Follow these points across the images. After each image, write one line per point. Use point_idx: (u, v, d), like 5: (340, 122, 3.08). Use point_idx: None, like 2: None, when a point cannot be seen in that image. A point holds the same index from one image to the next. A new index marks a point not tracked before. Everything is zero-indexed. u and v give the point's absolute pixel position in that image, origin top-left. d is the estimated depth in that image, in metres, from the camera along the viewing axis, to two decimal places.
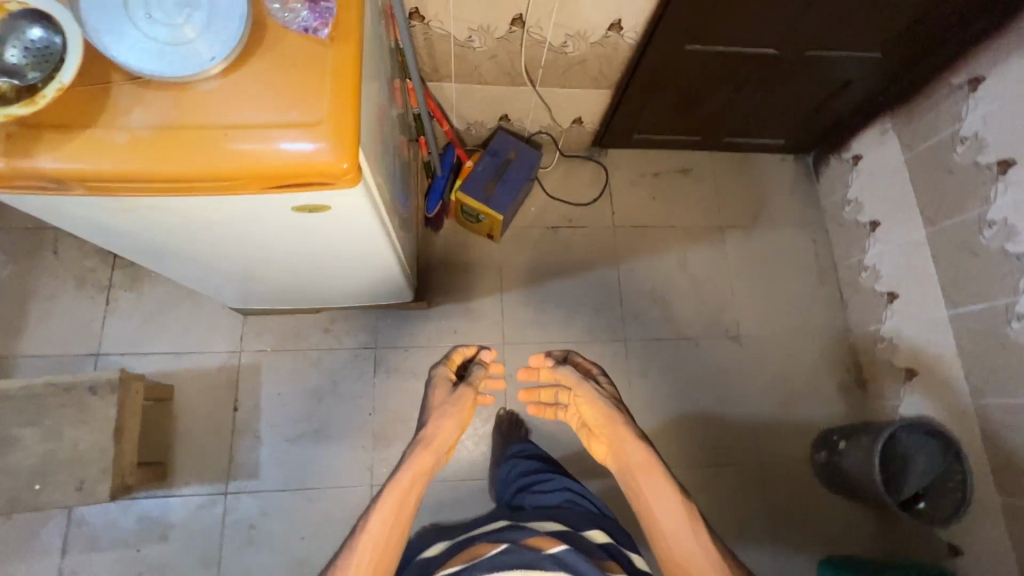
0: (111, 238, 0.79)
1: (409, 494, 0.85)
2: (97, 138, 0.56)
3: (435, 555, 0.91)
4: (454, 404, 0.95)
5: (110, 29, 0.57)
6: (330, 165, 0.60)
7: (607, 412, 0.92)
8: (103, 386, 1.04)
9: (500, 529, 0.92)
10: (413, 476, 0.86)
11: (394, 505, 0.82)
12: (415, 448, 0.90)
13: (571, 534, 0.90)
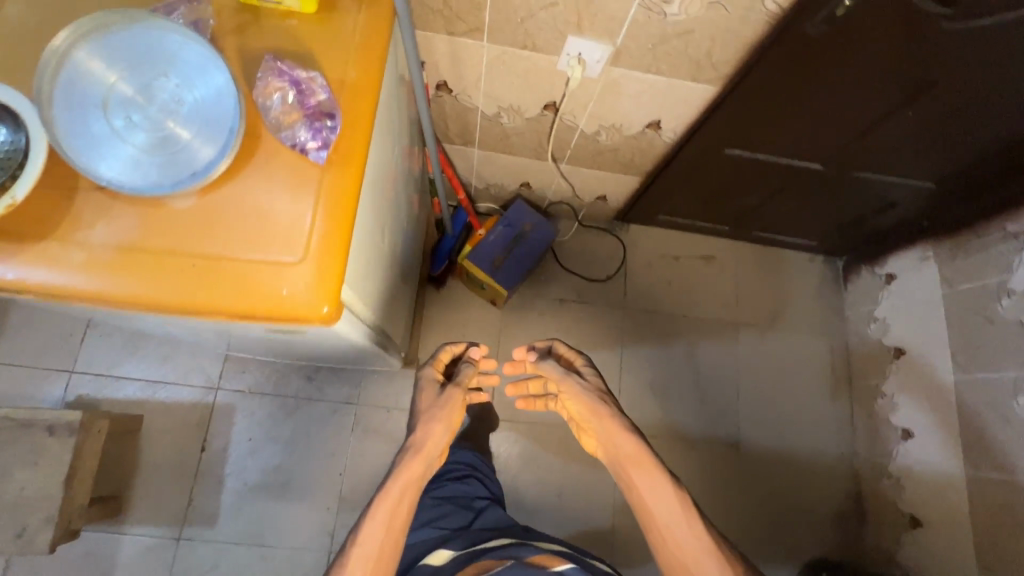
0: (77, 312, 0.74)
1: (402, 502, 0.77)
2: (52, 253, 0.50)
3: (442, 564, 0.84)
4: (442, 408, 0.86)
5: (83, 130, 0.51)
6: (307, 314, 0.53)
7: (588, 405, 0.82)
8: (61, 427, 0.99)
9: (506, 544, 0.86)
10: (405, 484, 0.78)
11: (383, 517, 0.74)
12: (404, 455, 0.81)
13: (578, 557, 0.86)
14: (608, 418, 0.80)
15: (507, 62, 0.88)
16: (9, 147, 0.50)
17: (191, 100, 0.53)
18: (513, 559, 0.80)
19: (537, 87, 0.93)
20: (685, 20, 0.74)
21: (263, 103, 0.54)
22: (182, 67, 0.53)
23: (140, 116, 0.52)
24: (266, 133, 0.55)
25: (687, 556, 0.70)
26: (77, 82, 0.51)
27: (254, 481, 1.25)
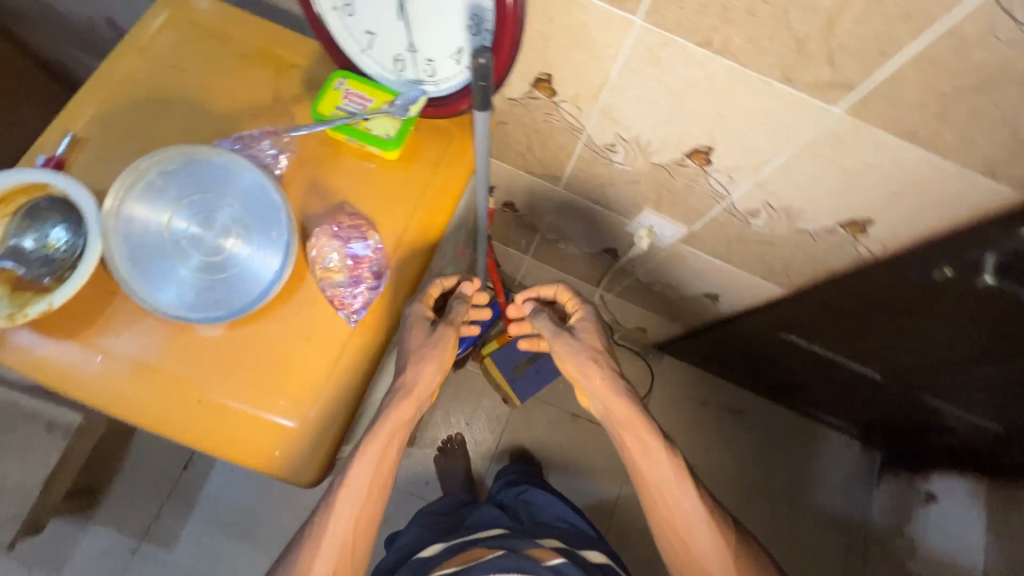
0: None
1: (390, 448, 0.59)
2: (73, 351, 0.50)
3: (432, 557, 0.80)
4: (435, 350, 0.60)
5: (143, 248, 0.51)
6: (298, 474, 0.52)
7: (579, 366, 0.65)
8: (59, 426, 1.05)
9: (502, 534, 0.81)
10: (390, 433, 0.59)
11: (370, 468, 0.58)
12: (389, 398, 0.60)
13: (569, 549, 0.80)
14: (605, 378, 0.64)
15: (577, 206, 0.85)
16: (64, 248, 0.51)
17: (251, 233, 0.53)
18: (505, 548, 0.75)
19: (601, 231, 0.90)
20: (766, 233, 0.71)
21: (316, 252, 0.54)
22: (250, 197, 0.53)
23: (199, 239, 0.53)
24: (310, 276, 0.54)
25: (681, 522, 0.61)
26: (149, 199, 0.52)
27: (222, 515, 1.23)
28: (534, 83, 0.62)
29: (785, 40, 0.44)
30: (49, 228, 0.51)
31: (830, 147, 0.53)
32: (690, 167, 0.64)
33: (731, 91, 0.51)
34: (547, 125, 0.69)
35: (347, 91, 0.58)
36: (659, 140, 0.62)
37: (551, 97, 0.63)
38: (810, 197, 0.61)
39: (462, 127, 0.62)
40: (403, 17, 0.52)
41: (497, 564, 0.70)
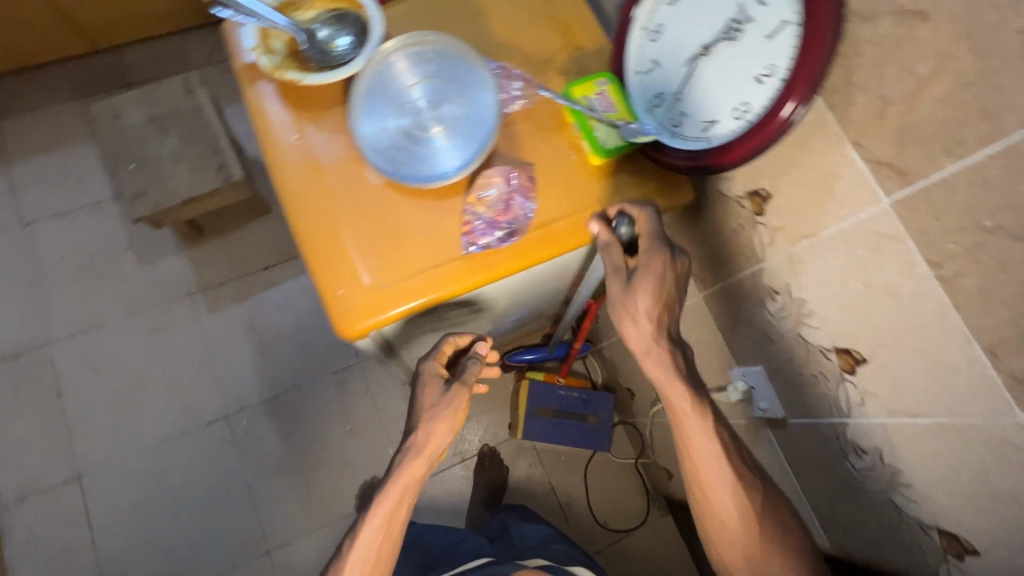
0: None
1: (400, 512, 0.67)
2: (287, 120, 0.61)
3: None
4: (447, 409, 0.69)
5: (380, 89, 0.60)
6: (340, 322, 0.56)
7: (617, 316, 0.57)
8: (226, 173, 1.20)
9: (487, 564, 0.91)
10: (403, 489, 0.67)
11: (380, 527, 0.66)
12: (403, 454, 0.68)
13: (553, 566, 0.90)
14: (643, 341, 0.57)
15: (702, 317, 0.84)
16: (338, 53, 0.62)
17: (454, 135, 0.60)
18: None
19: (704, 357, 0.87)
20: (855, 477, 0.64)
21: (485, 182, 0.60)
22: (474, 111, 0.60)
23: (419, 110, 0.61)
24: (464, 195, 0.60)
25: (714, 492, 0.58)
26: (412, 61, 0.61)
27: (259, 321, 1.38)
28: (748, 193, 0.63)
29: (1017, 315, 0.40)
30: (341, 32, 0.61)
31: (988, 451, 0.46)
32: (830, 361, 0.60)
33: (925, 324, 0.47)
34: (733, 234, 0.69)
35: (601, 90, 0.62)
36: (821, 318, 0.59)
37: (755, 214, 0.64)
38: (926, 480, 0.54)
39: (665, 180, 0.64)
40: (688, 70, 0.57)
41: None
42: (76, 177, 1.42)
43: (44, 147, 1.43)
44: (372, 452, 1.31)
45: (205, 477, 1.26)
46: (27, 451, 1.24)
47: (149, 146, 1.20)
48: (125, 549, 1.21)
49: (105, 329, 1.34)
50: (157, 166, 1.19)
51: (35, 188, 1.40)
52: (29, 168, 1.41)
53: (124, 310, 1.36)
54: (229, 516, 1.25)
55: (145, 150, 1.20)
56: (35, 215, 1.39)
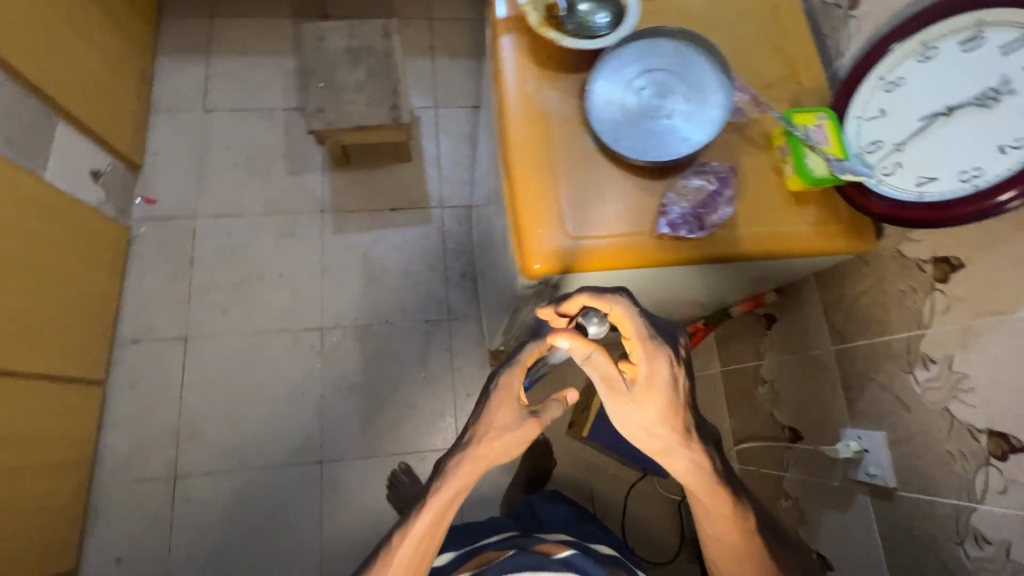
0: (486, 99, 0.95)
1: (441, 522, 0.69)
2: (528, 70, 0.67)
3: (444, 567, 0.92)
4: (515, 436, 0.69)
5: (619, 65, 0.66)
6: (531, 257, 0.62)
7: (630, 426, 0.63)
8: (398, 112, 1.30)
9: (508, 537, 0.93)
10: (452, 494, 0.69)
11: (422, 532, 0.69)
12: (459, 463, 0.69)
13: (576, 542, 0.93)
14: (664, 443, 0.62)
15: (824, 370, 0.84)
16: (592, 29, 0.67)
17: (674, 125, 0.65)
18: (516, 548, 0.87)
19: (812, 410, 0.87)
20: (963, 566, 0.63)
21: (692, 176, 0.64)
22: (698, 111, 0.65)
23: (648, 92, 0.65)
24: (668, 180, 0.64)
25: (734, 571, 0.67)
26: (653, 49, 0.66)
27: (373, 254, 1.47)
28: (935, 258, 0.64)
29: None
30: (598, 10, 0.67)
31: None
32: (978, 442, 0.60)
33: None
34: (897, 296, 0.70)
35: (820, 124, 0.65)
36: (982, 395, 0.59)
37: (935, 280, 0.65)
38: None
39: (854, 222, 0.67)
40: (922, 126, 0.60)
41: (508, 566, 0.81)
42: (261, 83, 1.57)
43: (243, 49, 1.60)
44: (437, 404, 1.36)
45: (286, 375, 1.36)
46: (151, 303, 1.37)
47: (341, 70, 1.31)
48: (203, 415, 1.31)
49: (244, 219, 1.46)
50: (342, 90, 1.30)
51: (225, 82, 1.57)
52: (225, 64, 1.59)
53: (264, 207, 1.47)
54: (297, 417, 1.33)
55: (336, 73, 1.31)
56: (218, 103, 1.55)
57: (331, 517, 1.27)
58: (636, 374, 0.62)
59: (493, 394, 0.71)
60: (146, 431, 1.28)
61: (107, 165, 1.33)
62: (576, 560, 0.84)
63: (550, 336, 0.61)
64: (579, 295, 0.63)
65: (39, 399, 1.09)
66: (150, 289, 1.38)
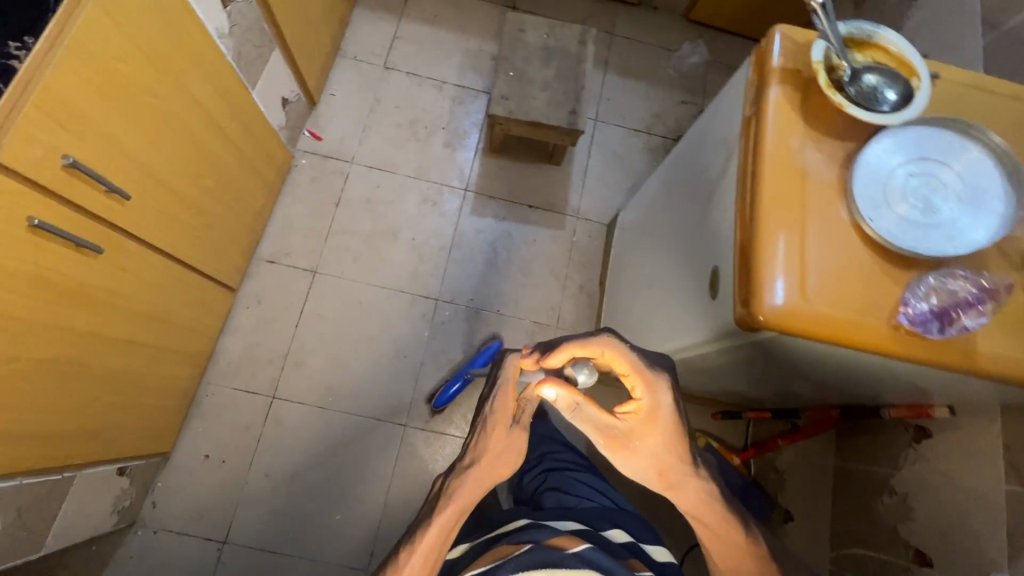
0: (692, 136, 0.96)
1: (445, 539, 0.71)
2: (796, 124, 0.67)
3: (461, 559, 0.88)
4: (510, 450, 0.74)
5: (895, 144, 0.64)
6: (762, 307, 0.62)
7: (638, 463, 0.73)
8: (576, 119, 1.31)
9: (522, 528, 0.89)
10: (455, 511, 0.71)
11: (428, 549, 0.70)
12: (460, 479, 0.72)
13: (591, 532, 0.91)
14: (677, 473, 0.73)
15: (985, 508, 0.80)
16: (873, 102, 0.66)
17: (939, 220, 0.63)
18: (530, 543, 0.83)
19: (954, 542, 0.83)
20: None
21: (942, 275, 0.61)
22: (966, 215, 0.63)
23: (919, 179, 0.64)
24: (919, 273, 0.62)
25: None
26: (933, 139, 0.65)
27: (502, 244, 1.50)
28: None
29: None
30: (887, 85, 0.66)
31: None
32: None
33: None
34: None
35: None
36: None
37: None
38: None
39: None
40: None
41: (523, 563, 0.78)
42: (441, 55, 1.64)
43: (432, 19, 1.67)
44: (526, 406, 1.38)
45: (394, 334, 1.40)
46: (293, 230, 1.45)
47: (533, 64, 1.34)
48: (311, 348, 1.37)
49: (393, 176, 1.52)
50: (529, 83, 1.32)
51: (408, 45, 1.64)
52: (413, 29, 1.66)
53: (414, 170, 1.53)
54: (393, 376, 1.37)
55: (528, 67, 1.34)
56: (397, 63, 1.62)
57: (401, 480, 1.30)
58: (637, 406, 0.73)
59: (487, 415, 0.75)
60: (260, 347, 1.35)
61: (294, 95, 1.41)
62: (591, 553, 0.81)
63: (538, 385, 0.71)
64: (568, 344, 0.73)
65: (190, 293, 1.16)
66: (296, 218, 1.45)
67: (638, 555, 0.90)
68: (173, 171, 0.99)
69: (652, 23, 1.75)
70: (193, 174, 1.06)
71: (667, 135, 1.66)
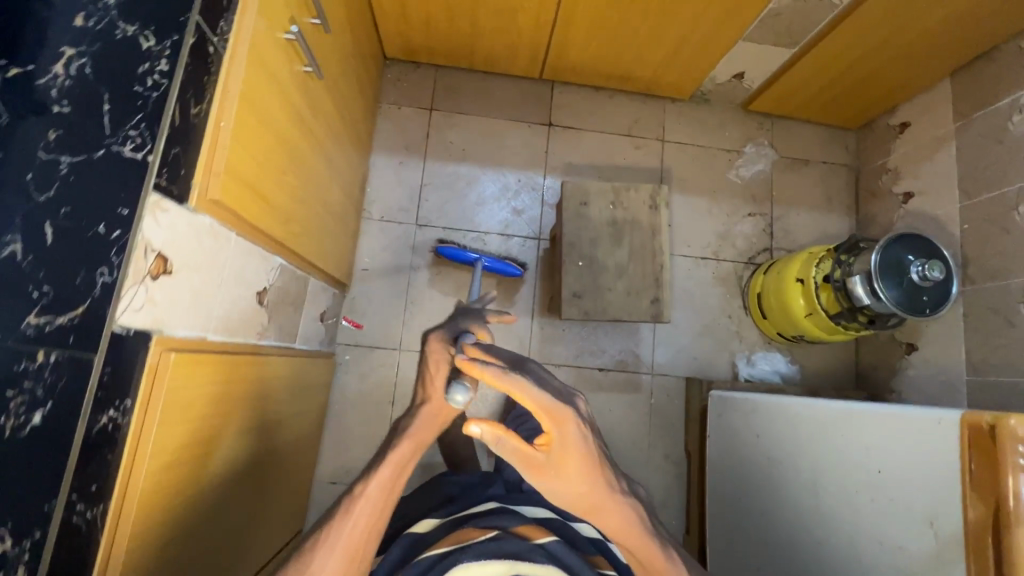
0: (835, 429, 0.82)
1: (401, 473, 0.68)
2: None
3: (425, 534, 0.82)
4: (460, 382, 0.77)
5: None
6: None
7: (564, 496, 0.57)
8: (659, 308, 1.15)
9: (488, 512, 0.85)
10: (413, 449, 0.70)
11: (382, 489, 0.66)
12: (419, 410, 0.75)
13: (561, 525, 0.87)
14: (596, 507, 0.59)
15: None
16: None
17: None
18: (496, 530, 0.78)
19: None
20: None
21: None
22: None
23: None
24: None
25: None
26: None
27: None
28: None
29: None
30: None
31: None
32: None
33: None
34: None
35: None
36: None
37: None
38: None
39: None
40: None
41: (488, 549, 0.72)
42: (477, 200, 1.44)
43: (460, 155, 1.46)
44: None
45: None
46: (350, 439, 1.32)
47: (604, 247, 1.17)
48: None
49: None
50: (601, 271, 1.16)
51: (439, 191, 1.44)
52: (442, 171, 1.45)
53: None
54: None
55: (598, 250, 1.16)
56: (431, 218, 1.42)
57: None
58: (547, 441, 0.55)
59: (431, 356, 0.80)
60: None
61: (329, 299, 1.25)
62: (559, 549, 0.75)
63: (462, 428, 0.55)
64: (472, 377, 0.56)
65: None
66: (351, 425, 1.32)
67: (606, 552, 0.85)
68: (245, 513, 0.87)
69: (707, 121, 1.54)
70: (257, 487, 0.92)
71: (738, 258, 1.49)
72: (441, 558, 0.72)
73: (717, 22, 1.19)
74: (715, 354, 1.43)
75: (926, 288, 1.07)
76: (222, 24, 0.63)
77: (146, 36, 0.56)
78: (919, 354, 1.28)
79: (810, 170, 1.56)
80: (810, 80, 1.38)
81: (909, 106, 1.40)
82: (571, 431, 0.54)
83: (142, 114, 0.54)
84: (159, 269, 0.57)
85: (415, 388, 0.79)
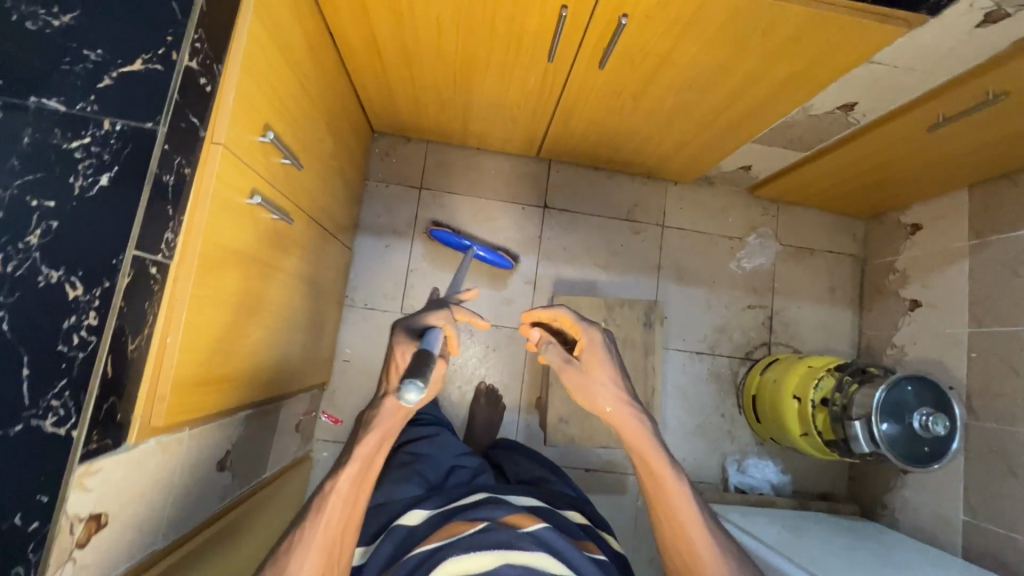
0: None
1: (371, 464, 0.71)
2: None
3: (418, 527, 0.81)
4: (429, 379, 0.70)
5: None
6: None
7: (594, 394, 0.73)
8: None
9: (477, 502, 0.85)
10: (379, 441, 0.70)
11: (349, 485, 0.69)
12: (383, 399, 0.71)
13: (548, 510, 0.89)
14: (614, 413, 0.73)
15: None
16: None
17: None
18: (486, 520, 0.78)
19: None
20: None
21: None
22: None
23: None
24: None
25: (685, 522, 0.72)
26: None
27: None
28: None
29: None
30: None
31: None
32: None
33: None
34: None
35: None
36: None
37: None
38: None
39: None
40: None
41: (477, 541, 0.73)
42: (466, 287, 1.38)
43: None
44: None
45: None
46: None
47: None
48: None
49: None
50: None
51: (426, 276, 1.37)
52: (430, 254, 1.38)
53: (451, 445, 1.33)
54: None
55: None
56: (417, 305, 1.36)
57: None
58: (580, 353, 0.75)
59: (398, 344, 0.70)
60: None
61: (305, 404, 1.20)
62: (547, 535, 0.76)
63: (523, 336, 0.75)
64: (531, 313, 0.81)
65: None
66: None
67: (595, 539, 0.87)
68: None
69: (710, 205, 1.47)
70: None
71: (735, 353, 1.44)
72: (431, 554, 0.73)
73: (727, 129, 1.11)
74: (705, 455, 1.39)
75: (928, 439, 1.02)
76: (168, 234, 0.55)
77: (74, 282, 0.50)
78: (917, 477, 1.24)
79: (815, 260, 1.50)
80: (819, 178, 1.31)
81: (923, 207, 1.33)
82: (598, 343, 0.74)
83: (66, 380, 0.48)
84: (88, 530, 0.52)
85: (382, 374, 0.73)
